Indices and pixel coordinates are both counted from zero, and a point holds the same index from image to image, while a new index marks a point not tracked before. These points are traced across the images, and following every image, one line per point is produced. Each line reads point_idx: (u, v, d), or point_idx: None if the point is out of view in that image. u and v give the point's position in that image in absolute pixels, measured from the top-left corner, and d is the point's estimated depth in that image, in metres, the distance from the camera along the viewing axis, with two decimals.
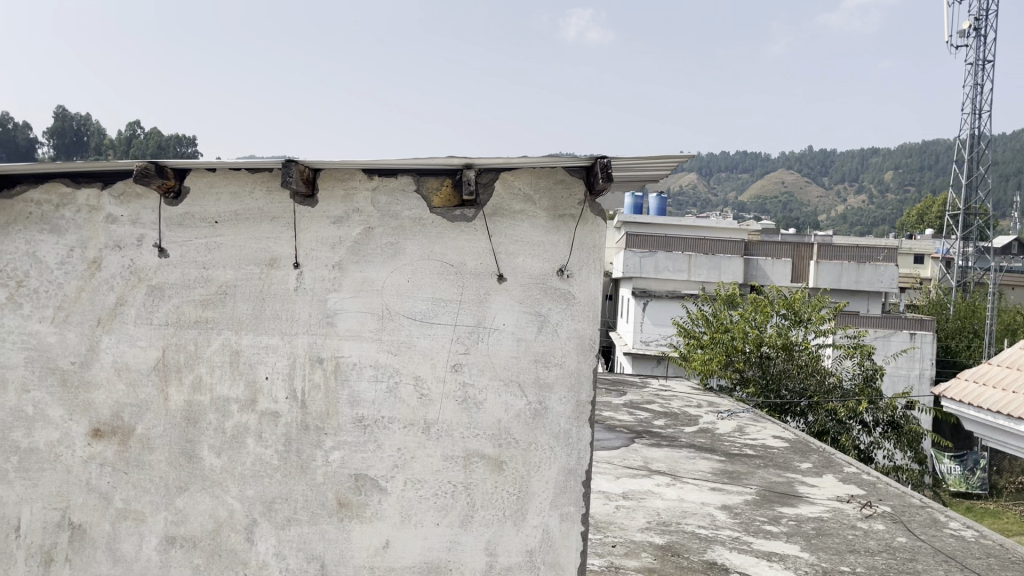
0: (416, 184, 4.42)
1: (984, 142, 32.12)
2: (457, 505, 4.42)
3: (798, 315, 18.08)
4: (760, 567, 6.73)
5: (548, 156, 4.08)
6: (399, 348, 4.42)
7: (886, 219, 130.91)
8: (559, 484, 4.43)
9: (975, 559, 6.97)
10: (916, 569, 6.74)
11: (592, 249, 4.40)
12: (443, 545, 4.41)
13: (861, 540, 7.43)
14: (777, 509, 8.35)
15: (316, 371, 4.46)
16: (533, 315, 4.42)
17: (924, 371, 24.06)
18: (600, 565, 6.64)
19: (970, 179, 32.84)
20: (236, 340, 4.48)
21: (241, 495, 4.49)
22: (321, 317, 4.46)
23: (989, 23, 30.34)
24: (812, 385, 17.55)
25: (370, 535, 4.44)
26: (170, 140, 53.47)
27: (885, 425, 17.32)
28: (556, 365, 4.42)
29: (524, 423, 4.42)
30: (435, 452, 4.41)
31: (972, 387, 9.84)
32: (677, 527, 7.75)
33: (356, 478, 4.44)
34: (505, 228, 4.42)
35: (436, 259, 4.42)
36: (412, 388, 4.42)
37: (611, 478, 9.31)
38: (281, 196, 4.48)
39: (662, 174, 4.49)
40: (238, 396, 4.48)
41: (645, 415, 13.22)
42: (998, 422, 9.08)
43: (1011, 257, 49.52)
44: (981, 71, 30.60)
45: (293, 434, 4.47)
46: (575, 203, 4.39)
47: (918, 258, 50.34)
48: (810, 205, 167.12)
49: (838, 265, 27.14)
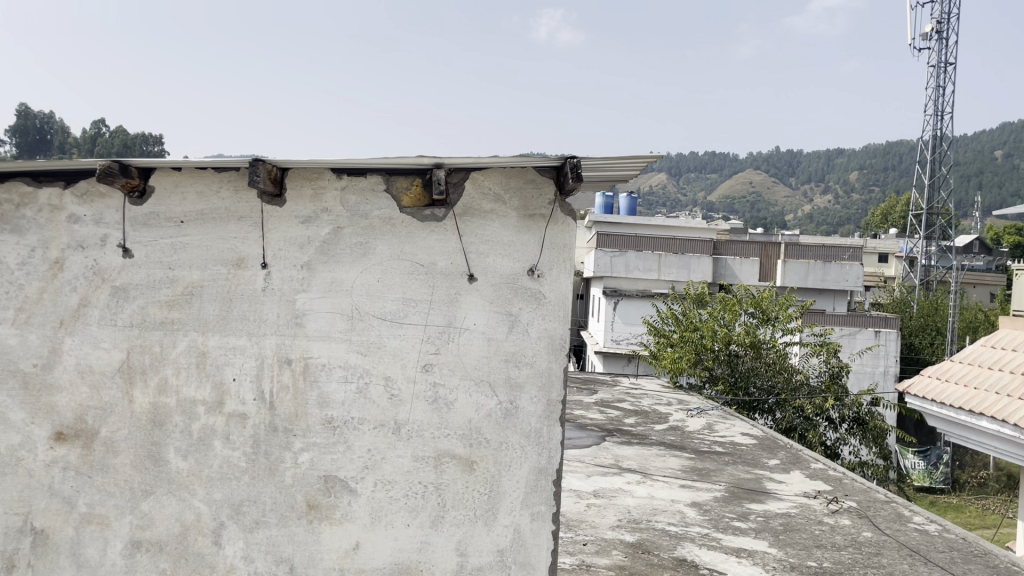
0: (386, 183, 4.40)
1: (946, 143, 32.76)
2: (428, 505, 4.40)
3: (766, 313, 18.29)
4: (729, 564, 6.78)
5: (518, 156, 4.09)
6: (369, 348, 4.40)
7: (853, 218, 133.47)
8: (530, 483, 4.44)
9: (938, 552, 7.11)
10: (882, 563, 6.84)
11: (562, 248, 4.41)
12: (414, 546, 4.40)
13: (828, 534, 7.55)
14: (745, 505, 8.45)
15: (284, 372, 4.41)
16: (504, 314, 4.42)
17: (889, 368, 24.41)
18: (571, 563, 6.67)
19: (933, 179, 33.40)
20: (203, 341, 4.42)
21: (208, 498, 4.44)
22: (290, 318, 4.42)
23: (950, 26, 30.92)
24: (780, 382, 17.71)
25: (339, 536, 4.41)
26: (135, 137, 52.39)
27: (851, 421, 17.46)
28: (526, 365, 4.43)
29: (495, 423, 4.42)
30: (405, 452, 4.39)
31: (934, 384, 10.08)
32: (647, 524, 7.80)
33: (325, 479, 4.40)
34: (474, 228, 4.41)
35: (406, 258, 4.40)
36: (382, 388, 4.39)
37: (582, 477, 9.35)
38: (248, 196, 4.43)
39: (631, 175, 4.52)
40: (204, 398, 4.43)
41: (616, 414, 13.28)
42: (958, 417, 9.37)
43: (972, 257, 50.79)
44: (943, 74, 31.24)
45: (261, 436, 4.42)
46: (545, 203, 4.39)
47: (881, 256, 51.34)
48: (777, 204, 168.75)
49: (805, 263, 27.53)
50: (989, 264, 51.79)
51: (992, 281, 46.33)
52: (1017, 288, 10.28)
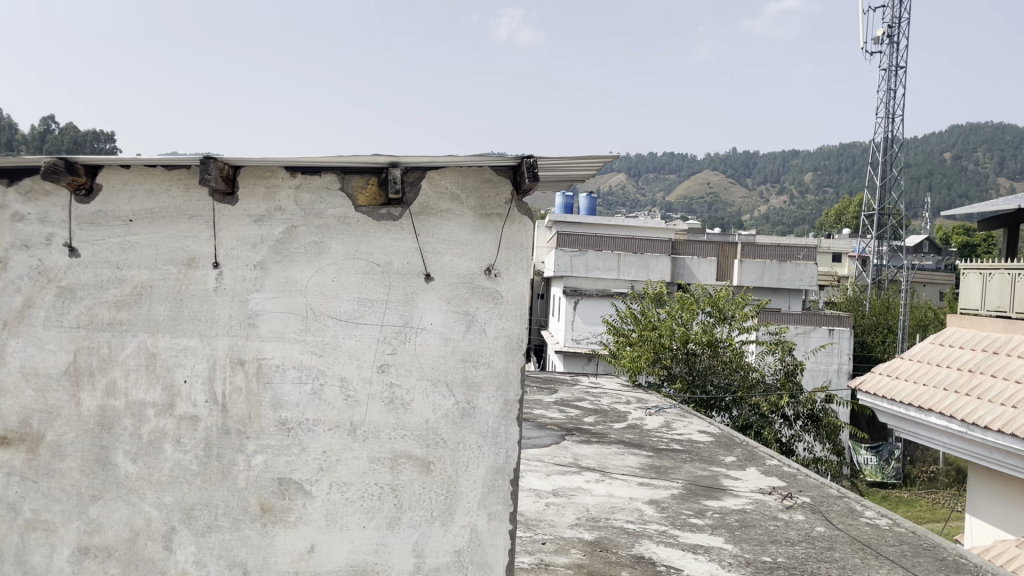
0: (341, 182, 4.36)
1: (897, 145, 33.49)
2: (385, 506, 4.37)
3: (723, 312, 18.52)
4: (686, 560, 6.86)
5: (474, 156, 4.08)
6: (323, 348, 4.35)
7: (808, 219, 135.87)
8: (487, 483, 4.43)
9: (889, 546, 7.27)
10: (834, 557, 6.97)
11: (519, 248, 4.41)
12: (370, 548, 4.37)
13: (782, 530, 7.67)
14: (701, 502, 8.55)
15: (237, 373, 4.35)
16: (461, 313, 4.40)
17: (842, 365, 24.86)
18: (529, 561, 6.68)
19: (885, 181, 34.12)
20: (152, 342, 4.34)
21: (159, 502, 4.35)
22: (243, 318, 4.35)
23: (901, 30, 31.60)
24: (736, 380, 17.95)
25: (294, 539, 4.35)
26: (86, 135, 50.96)
27: (805, 418, 17.74)
28: (483, 365, 4.41)
29: (452, 422, 4.40)
30: (361, 453, 4.35)
31: (885, 380, 10.33)
32: (606, 522, 7.84)
33: (280, 481, 4.34)
34: (431, 227, 4.39)
35: (362, 258, 4.36)
36: (337, 389, 4.35)
37: (541, 475, 9.37)
38: (199, 194, 4.36)
39: (588, 175, 4.53)
40: (155, 400, 4.34)
41: (575, 413, 13.35)
42: (908, 413, 9.64)
43: (921, 256, 52.08)
44: (894, 77, 31.93)
45: (213, 438, 4.34)
46: (502, 202, 4.39)
47: (835, 256, 52.40)
48: (734, 205, 170.93)
49: (761, 262, 27.97)
50: (938, 264, 53.12)
51: (941, 280, 47.55)
52: (962, 283, 10.37)
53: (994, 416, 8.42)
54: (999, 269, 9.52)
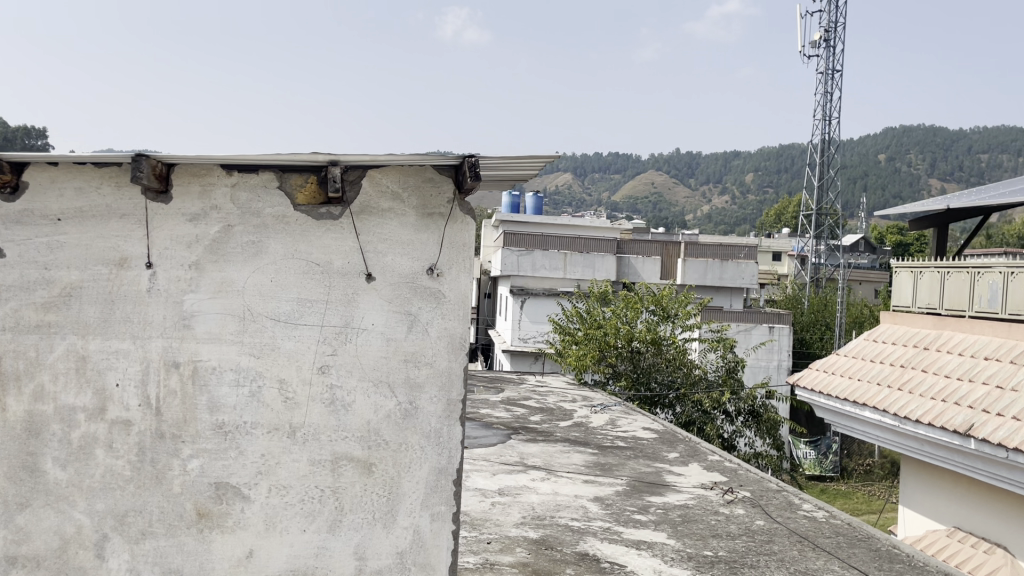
0: (279, 180, 4.28)
1: (834, 147, 34.37)
2: (325, 509, 4.32)
3: (666, 310, 18.78)
4: (630, 556, 6.93)
5: (415, 155, 4.06)
6: (262, 350, 4.27)
7: (749, 219, 138.61)
8: (430, 484, 4.41)
9: (826, 537, 7.46)
10: (773, 550, 7.11)
11: (461, 247, 4.39)
12: (310, 551, 4.31)
13: (723, 524, 7.81)
14: (645, 498, 8.65)
15: (172, 376, 4.24)
16: (403, 314, 4.37)
17: (782, 362, 25.39)
18: (475, 561, 6.66)
19: (822, 181, 34.96)
20: (82, 345, 4.20)
21: (90, 509, 4.22)
22: (178, 319, 4.25)
23: (837, 35, 32.42)
24: (680, 377, 18.19)
25: (231, 544, 4.27)
26: (16, 131, 48.93)
27: (746, 414, 18.04)
28: (426, 365, 4.39)
29: (394, 423, 4.37)
30: (301, 456, 4.29)
31: (822, 375, 10.60)
32: (552, 520, 7.88)
33: (217, 486, 4.26)
34: (372, 226, 4.34)
35: (301, 258, 4.29)
36: (276, 392, 4.27)
37: (487, 475, 9.36)
38: (132, 191, 4.24)
39: (530, 176, 4.53)
40: (85, 405, 4.21)
41: (521, 412, 13.38)
42: (844, 408, 9.93)
43: (857, 255, 53.63)
44: (831, 80, 32.73)
45: (147, 444, 4.23)
46: (444, 201, 4.37)
47: (775, 255, 53.58)
48: (678, 204, 173.36)
49: (703, 262, 28.45)
50: (873, 262, 54.73)
51: (876, 278, 49.02)
52: (895, 281, 10.69)
53: (925, 410, 8.72)
54: (929, 267, 9.86)
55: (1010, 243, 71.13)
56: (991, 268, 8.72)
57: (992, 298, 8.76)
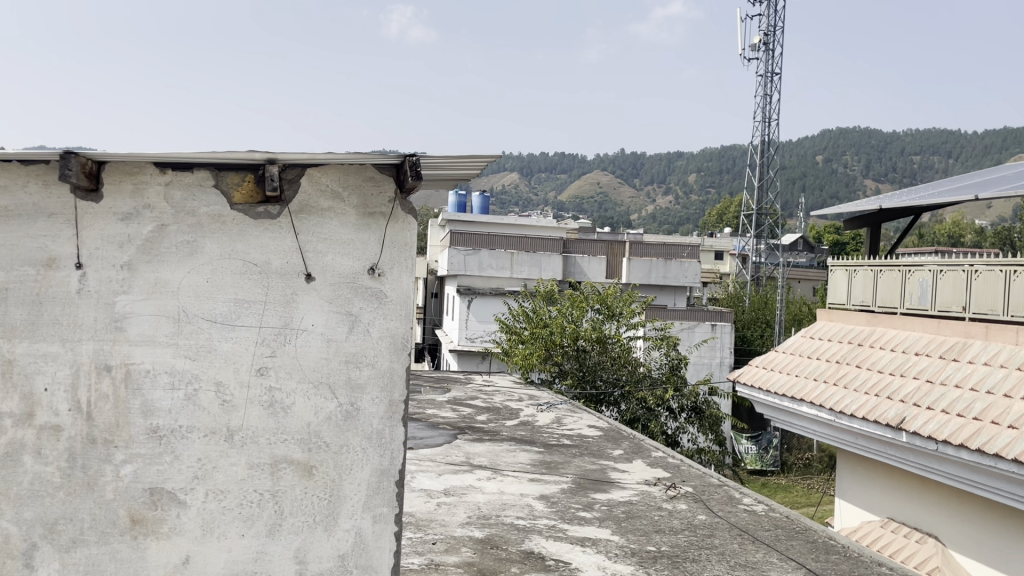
0: (215, 178, 4.20)
1: (773, 148, 35.11)
2: (264, 513, 4.25)
3: (611, 309, 18.99)
4: (574, 553, 6.97)
5: (355, 154, 4.02)
6: (197, 352, 4.18)
7: (692, 219, 140.75)
8: (372, 485, 4.37)
9: (765, 530, 7.62)
10: (714, 544, 7.24)
11: (403, 247, 4.36)
12: (249, 556, 4.24)
13: (665, 519, 7.91)
14: (590, 495, 8.73)
15: (103, 380, 4.12)
16: (343, 314, 4.32)
17: (724, 359, 25.85)
18: (420, 562, 6.62)
19: (762, 182, 35.68)
20: (9, 348, 4.06)
21: (18, 518, 4.09)
22: (109, 321, 4.13)
23: (776, 39, 33.13)
24: (624, 376, 18.38)
25: (167, 551, 4.18)
26: None
27: (689, 411, 18.34)
28: (368, 366, 4.35)
29: (335, 425, 4.32)
30: (239, 460, 4.21)
31: (761, 371, 10.84)
32: (497, 519, 7.89)
33: (151, 492, 4.15)
34: (312, 225, 4.29)
35: (238, 258, 4.22)
36: (213, 394, 4.19)
37: (433, 476, 9.33)
38: (59, 190, 4.11)
39: (472, 176, 4.52)
40: (12, 410, 4.07)
41: (468, 411, 13.37)
42: (783, 403, 10.18)
43: (795, 254, 54.92)
44: (770, 83, 33.42)
45: (77, 449, 4.11)
46: (385, 201, 4.33)
47: (718, 254, 54.54)
48: (624, 204, 175.08)
49: (647, 261, 28.79)
50: (811, 261, 56.07)
51: (814, 276, 50.25)
52: (830, 280, 10.97)
53: (859, 404, 8.98)
54: (863, 265, 10.15)
55: (940, 242, 73.68)
56: (922, 266, 9.02)
57: (923, 295, 9.06)
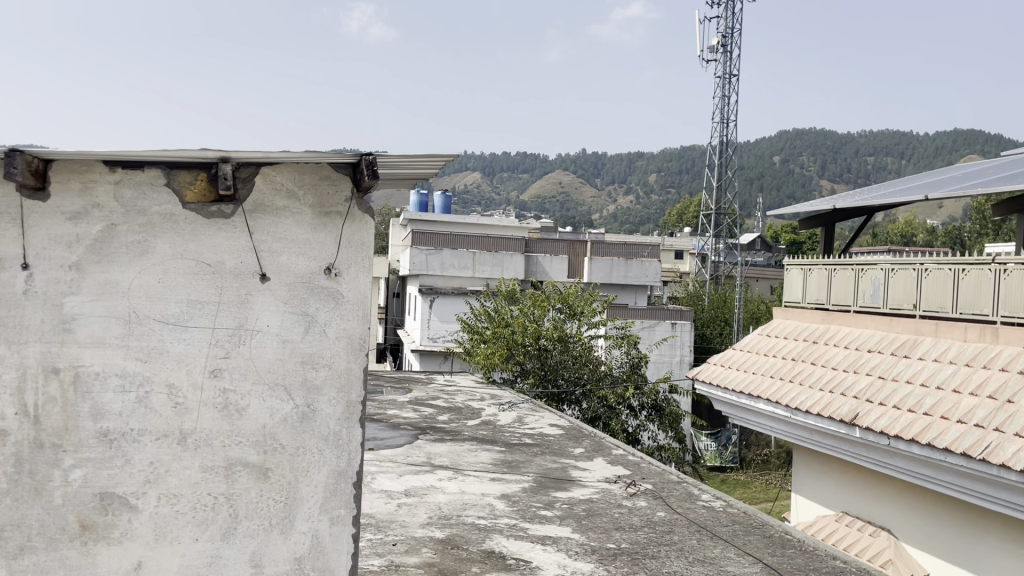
0: (166, 177, 4.13)
1: (731, 149, 35.54)
2: (219, 517, 4.19)
3: (572, 308, 19.09)
4: (535, 551, 6.99)
5: (310, 152, 3.98)
6: (149, 353, 4.11)
7: (652, 219, 141.88)
8: (329, 487, 4.34)
9: (722, 526, 7.72)
10: (672, 540, 7.31)
11: (360, 246, 4.32)
12: (203, 561, 4.18)
13: (625, 517, 7.97)
14: (551, 494, 8.76)
15: (51, 383, 4.03)
16: (299, 314, 4.28)
17: (684, 357, 26.12)
18: (380, 564, 6.58)
19: (721, 182, 36.11)
20: None
21: None
22: (57, 323, 4.04)
23: (734, 41, 33.53)
24: (586, 374, 18.47)
25: (118, 556, 4.10)
26: None
27: (649, 409, 18.48)
28: (324, 366, 4.31)
29: (290, 426, 4.27)
30: (192, 463, 4.15)
31: (718, 369, 10.98)
32: (458, 518, 7.88)
33: (101, 496, 4.07)
34: (266, 225, 4.24)
35: (190, 258, 4.15)
36: (166, 397, 4.12)
37: (394, 477, 9.28)
38: (4, 189, 4.00)
39: (429, 175, 4.50)
40: None
41: (429, 411, 13.33)
42: (740, 400, 10.32)
43: (753, 254, 55.68)
44: (728, 84, 33.83)
45: (25, 454, 4.02)
46: (341, 200, 4.29)
47: (677, 254, 55.09)
48: (585, 204, 175.87)
49: (609, 260, 28.97)
50: (768, 260, 56.88)
51: (772, 275, 51.00)
52: (786, 279, 11.14)
53: (814, 401, 9.15)
54: (818, 264, 10.32)
55: (893, 241, 75.34)
56: (875, 264, 9.21)
57: (875, 293, 9.24)
